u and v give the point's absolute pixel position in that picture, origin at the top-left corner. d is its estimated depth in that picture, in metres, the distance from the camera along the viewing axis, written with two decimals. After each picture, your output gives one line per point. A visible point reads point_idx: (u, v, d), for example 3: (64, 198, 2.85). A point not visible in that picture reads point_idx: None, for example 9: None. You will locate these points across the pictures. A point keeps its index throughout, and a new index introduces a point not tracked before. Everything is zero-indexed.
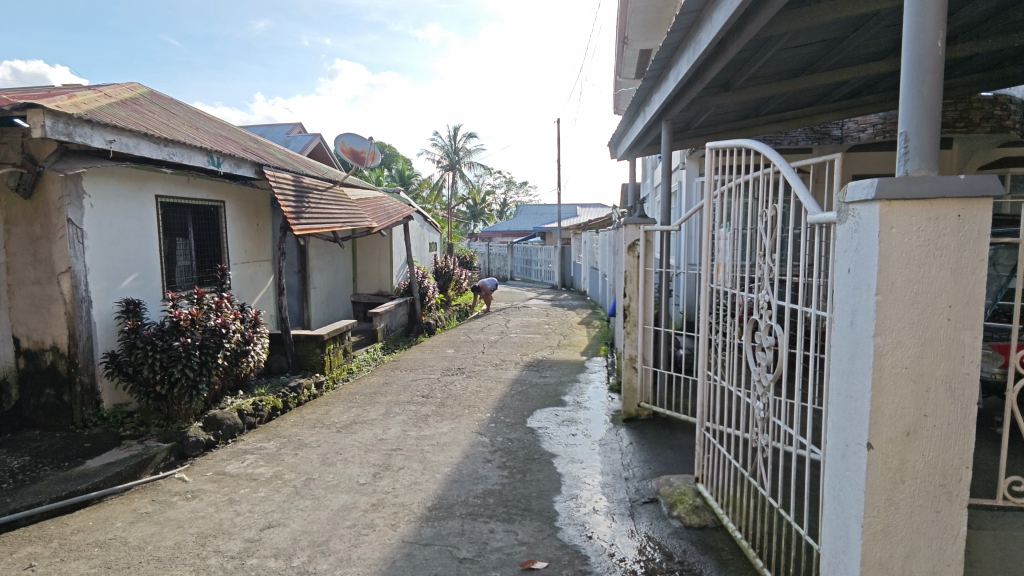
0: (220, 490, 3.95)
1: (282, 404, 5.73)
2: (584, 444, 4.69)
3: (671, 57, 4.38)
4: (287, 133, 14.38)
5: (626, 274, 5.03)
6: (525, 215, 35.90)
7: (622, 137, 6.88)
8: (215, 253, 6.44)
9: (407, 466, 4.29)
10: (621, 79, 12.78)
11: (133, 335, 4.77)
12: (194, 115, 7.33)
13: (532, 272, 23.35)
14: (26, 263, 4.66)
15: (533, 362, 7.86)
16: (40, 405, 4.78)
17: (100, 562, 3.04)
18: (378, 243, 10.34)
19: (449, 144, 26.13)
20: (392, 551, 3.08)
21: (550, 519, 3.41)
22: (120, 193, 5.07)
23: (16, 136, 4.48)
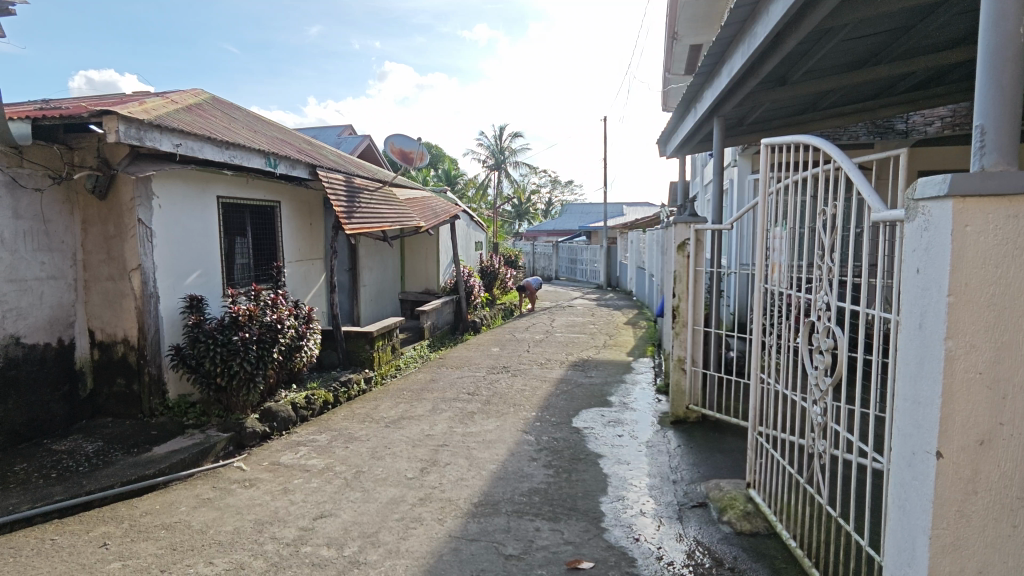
0: (276, 480, 4.11)
1: (333, 398, 5.90)
2: (631, 445, 4.64)
3: (724, 51, 4.27)
4: (338, 134, 14.90)
5: (675, 274, 4.96)
6: (570, 215, 35.67)
7: (672, 135, 6.77)
8: (271, 251, 6.69)
9: (453, 462, 4.35)
10: (670, 75, 12.55)
11: (197, 330, 5.01)
12: (252, 119, 7.64)
13: (577, 271, 23.22)
14: (100, 261, 4.98)
15: (578, 362, 7.81)
16: (113, 393, 5.10)
17: (166, 544, 3.20)
18: (425, 242, 10.50)
19: (495, 144, 26.27)
20: (439, 545, 3.12)
21: (597, 520, 3.39)
22: (185, 193, 5.32)
23: (92, 142, 4.79)
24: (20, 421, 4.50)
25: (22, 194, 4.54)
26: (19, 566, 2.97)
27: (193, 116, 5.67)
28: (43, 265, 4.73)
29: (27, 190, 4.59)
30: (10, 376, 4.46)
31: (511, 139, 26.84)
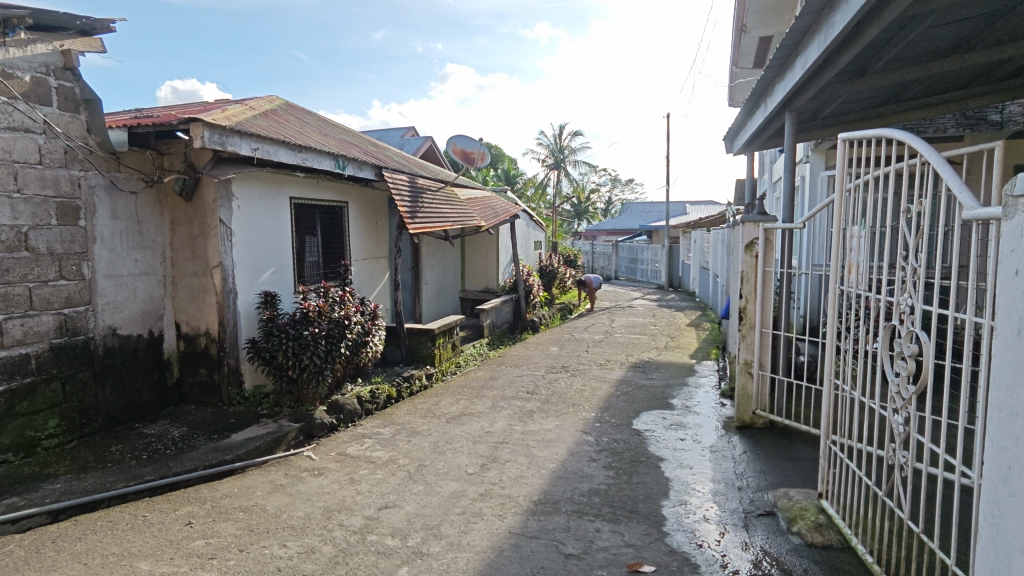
0: (343, 469, 4.28)
1: (397, 392, 6.07)
2: (693, 449, 4.54)
3: (798, 43, 4.10)
4: (401, 137, 15.30)
5: (742, 275, 4.81)
6: (630, 213, 35.12)
7: (739, 131, 6.55)
8: (339, 250, 6.95)
9: (513, 459, 4.39)
10: (737, 69, 12.14)
11: (271, 324, 5.28)
12: (323, 123, 7.96)
13: (638, 271, 22.85)
14: (186, 258, 5.33)
15: (639, 363, 7.70)
16: (196, 382, 5.45)
17: (244, 525, 3.40)
18: (485, 242, 10.62)
19: (554, 143, 26.21)
20: (499, 541, 3.16)
21: (658, 524, 3.33)
22: (262, 195, 5.61)
23: (180, 148, 5.13)
24: (116, 405, 4.89)
25: (119, 196, 4.92)
26: (117, 538, 3.23)
27: (269, 122, 5.97)
28: (136, 262, 5.11)
29: (124, 192, 4.97)
30: (107, 363, 4.85)
31: (570, 138, 26.69)
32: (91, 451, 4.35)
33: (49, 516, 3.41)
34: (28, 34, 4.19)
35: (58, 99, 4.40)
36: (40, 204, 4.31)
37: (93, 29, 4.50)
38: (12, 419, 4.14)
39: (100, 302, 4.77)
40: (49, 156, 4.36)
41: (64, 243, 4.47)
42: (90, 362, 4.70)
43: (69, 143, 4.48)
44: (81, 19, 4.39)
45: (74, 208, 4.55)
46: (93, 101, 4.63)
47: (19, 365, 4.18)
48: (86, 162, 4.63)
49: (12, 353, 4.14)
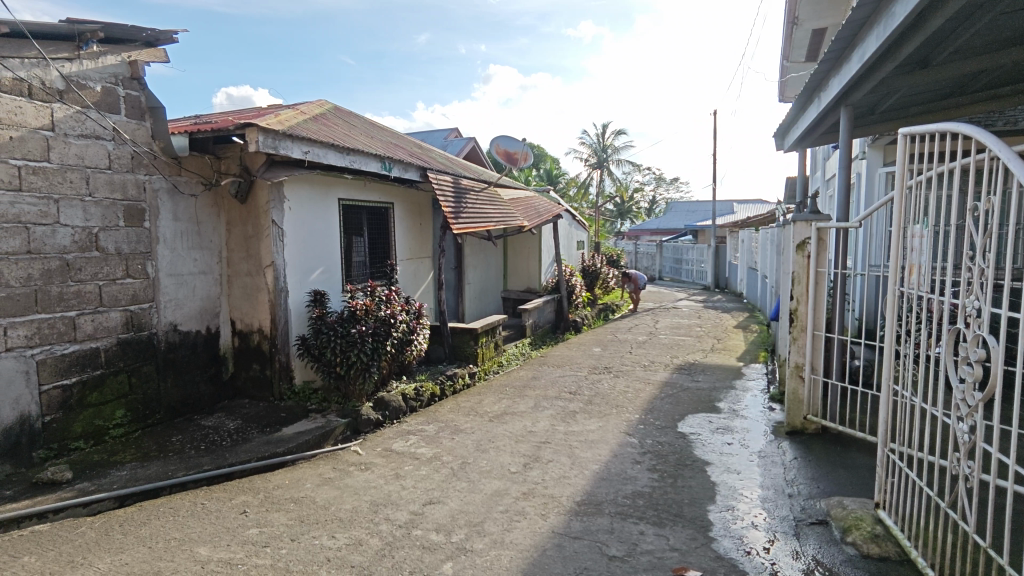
0: (389, 465, 4.37)
1: (440, 390, 6.16)
2: (741, 454, 4.43)
3: (855, 35, 3.94)
4: (446, 138, 15.57)
5: (793, 276, 4.67)
6: (675, 212, 34.50)
7: (791, 127, 6.35)
8: (385, 250, 7.10)
9: (556, 459, 4.39)
10: (788, 63, 11.77)
11: (320, 322, 5.44)
12: (370, 126, 8.14)
13: (682, 271, 22.43)
14: (241, 258, 5.55)
15: (684, 365, 7.56)
16: (249, 377, 5.66)
17: (295, 515, 3.52)
18: (528, 242, 10.64)
19: (597, 142, 26.00)
20: (543, 540, 3.17)
21: (704, 529, 3.27)
22: (312, 196, 5.79)
23: (236, 152, 5.35)
24: (176, 398, 5.14)
25: (180, 199, 5.16)
26: (178, 524, 3.39)
27: (319, 125, 6.16)
28: (195, 261, 5.35)
29: (185, 195, 5.21)
30: (169, 358, 5.09)
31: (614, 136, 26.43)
32: (154, 441, 4.58)
33: (117, 501, 3.61)
34: (99, 46, 4.46)
35: (126, 107, 4.66)
36: (110, 206, 4.56)
37: (158, 41, 4.75)
38: (83, 409, 4.40)
39: (163, 299, 5.01)
40: (118, 161, 4.61)
41: (130, 244, 4.72)
42: (153, 356, 4.95)
43: (136, 149, 4.72)
44: (148, 29, 4.65)
45: (140, 210, 4.80)
46: (158, 108, 4.88)
47: (89, 359, 4.44)
48: (151, 167, 4.88)
49: (83, 347, 4.40)
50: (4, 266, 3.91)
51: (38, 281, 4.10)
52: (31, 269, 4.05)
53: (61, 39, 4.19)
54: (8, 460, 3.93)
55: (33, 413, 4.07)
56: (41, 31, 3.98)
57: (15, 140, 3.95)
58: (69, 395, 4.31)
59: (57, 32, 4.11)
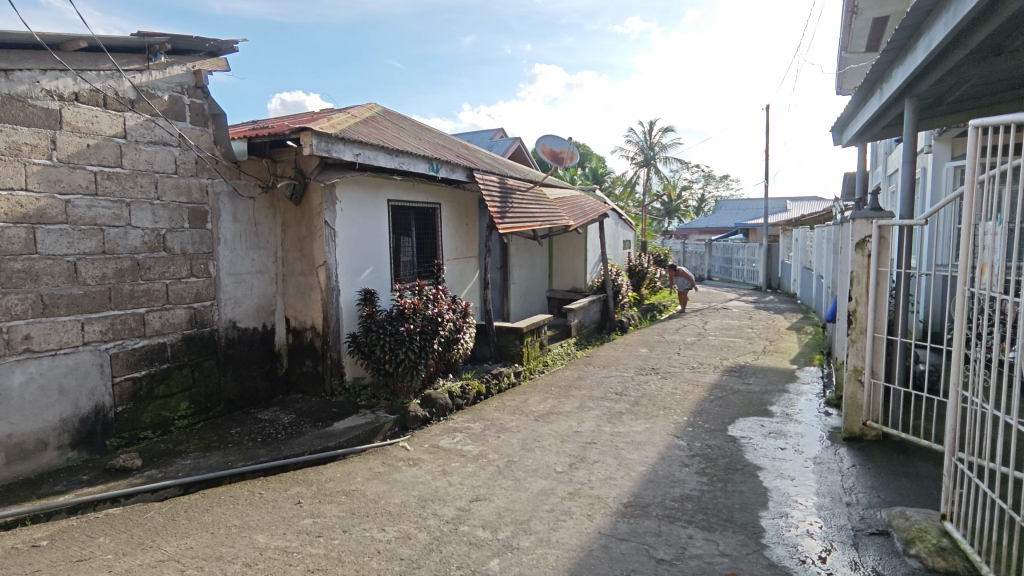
0: (436, 461, 4.45)
1: (485, 389, 6.20)
2: (795, 460, 4.29)
3: (922, 22, 3.76)
4: (491, 138, 15.69)
5: (852, 276, 4.48)
6: (725, 210, 33.62)
7: (849, 121, 6.10)
8: (432, 250, 7.20)
9: (602, 460, 4.36)
10: (846, 53, 11.30)
11: (370, 320, 5.57)
12: (417, 128, 8.27)
13: (733, 271, 21.87)
14: (295, 258, 5.74)
15: (734, 367, 7.38)
16: (303, 373, 5.85)
17: (347, 508, 3.62)
18: (574, 241, 10.59)
19: (644, 139, 25.62)
20: (589, 540, 3.16)
21: (756, 535, 3.19)
22: (362, 198, 5.94)
23: (291, 155, 5.53)
24: (235, 392, 5.37)
25: (239, 201, 5.38)
26: (238, 512, 3.55)
27: (370, 128, 6.31)
28: (253, 261, 5.56)
29: (244, 198, 5.43)
30: (229, 353, 5.32)
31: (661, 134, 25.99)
32: (215, 432, 4.80)
33: (182, 489, 3.81)
34: (167, 57, 4.72)
35: (190, 114, 4.91)
36: (175, 209, 4.81)
37: (220, 50, 4.98)
38: (151, 401, 4.66)
39: (223, 297, 5.25)
40: (183, 166, 4.85)
41: (194, 244, 4.96)
42: (214, 351, 5.18)
43: (199, 154, 4.96)
44: (211, 40, 4.90)
45: (202, 212, 5.03)
46: (220, 115, 5.12)
47: (157, 353, 4.70)
48: (213, 171, 5.10)
49: (151, 342, 4.65)
50: (82, 265, 4.18)
51: (112, 279, 4.37)
52: (105, 268, 4.32)
53: (133, 52, 4.46)
54: (85, 446, 4.22)
55: (106, 404, 4.34)
56: (115, 44, 4.24)
57: (91, 147, 4.22)
58: (138, 387, 4.57)
59: (129, 45, 4.38)
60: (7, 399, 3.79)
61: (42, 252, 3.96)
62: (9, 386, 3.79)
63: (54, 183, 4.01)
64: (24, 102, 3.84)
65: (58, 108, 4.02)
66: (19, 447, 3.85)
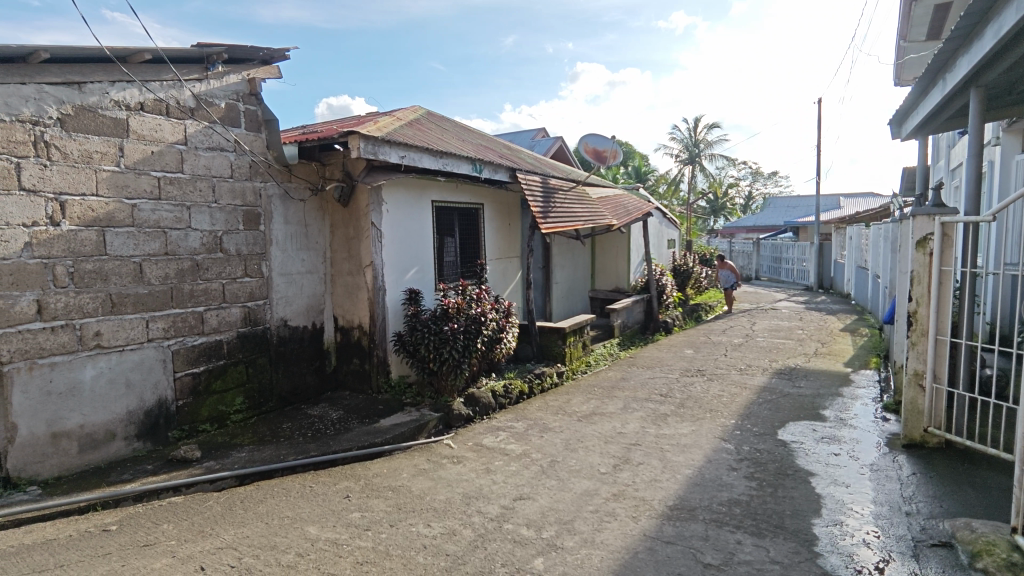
0: (479, 459, 4.49)
1: (528, 388, 6.22)
2: (850, 466, 4.14)
3: (990, 8, 3.56)
4: (533, 138, 15.67)
5: (912, 275, 4.28)
6: (774, 208, 32.60)
7: (908, 113, 5.84)
8: (475, 250, 7.27)
9: (646, 462, 4.31)
10: (905, 43, 10.78)
11: (415, 320, 5.67)
12: (461, 129, 8.35)
13: (782, 271, 21.20)
14: (343, 258, 5.88)
15: (784, 369, 7.16)
16: (350, 370, 6.00)
17: (393, 503, 3.70)
18: (618, 241, 10.48)
19: (689, 136, 25.12)
20: (634, 542, 3.13)
21: (808, 543, 3.09)
22: (407, 199, 6.04)
23: (339, 158, 5.67)
24: (286, 388, 5.55)
25: (291, 204, 5.56)
26: (290, 504, 3.68)
27: (414, 131, 6.41)
28: (304, 261, 5.73)
29: (295, 200, 5.60)
30: (280, 351, 5.51)
31: (707, 130, 25.43)
32: (268, 426, 4.99)
33: (238, 480, 3.98)
34: (223, 66, 4.93)
35: (245, 121, 5.12)
36: (231, 212, 5.01)
37: (272, 57, 5.16)
38: (209, 395, 4.87)
39: (275, 296, 5.44)
40: (238, 170, 5.05)
41: (248, 245, 5.16)
42: (267, 349, 5.38)
43: (253, 158, 5.15)
44: (263, 49, 5.10)
45: (256, 215, 5.23)
46: (272, 120, 5.31)
47: (214, 350, 4.91)
48: (266, 174, 5.29)
49: (209, 339, 4.87)
50: (146, 266, 4.41)
51: (173, 279, 4.59)
52: (167, 268, 4.54)
53: (192, 62, 4.68)
54: (149, 438, 4.45)
55: (168, 398, 4.56)
56: (176, 55, 4.47)
57: (155, 154, 4.45)
58: (197, 381, 4.79)
59: (189, 55, 4.61)
60: (80, 392, 4.03)
61: (112, 253, 4.20)
62: (80, 379, 4.03)
63: (121, 188, 4.24)
64: (95, 113, 4.08)
65: (125, 117, 4.25)
66: (91, 437, 4.10)
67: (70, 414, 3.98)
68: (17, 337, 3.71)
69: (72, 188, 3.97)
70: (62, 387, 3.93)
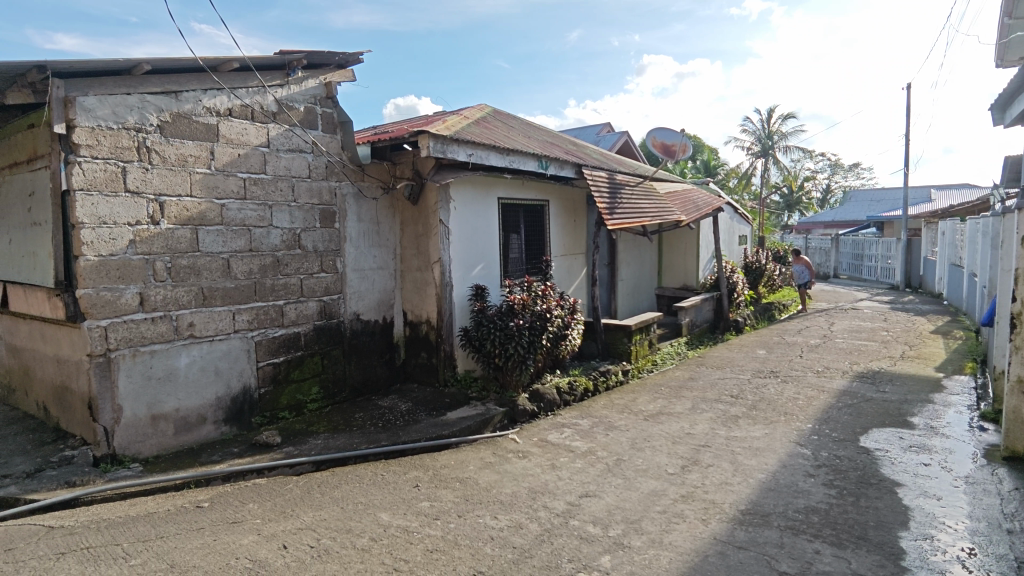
0: (545, 455, 4.51)
1: (593, 386, 6.19)
2: (942, 478, 3.86)
3: None
4: (597, 133, 15.46)
5: (1017, 273, 3.94)
6: (856, 201, 30.70)
7: (1012, 97, 5.36)
8: (541, 247, 7.28)
9: (716, 464, 4.19)
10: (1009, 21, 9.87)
11: (481, 315, 5.76)
12: (527, 127, 8.38)
13: (864, 269, 19.92)
14: (412, 255, 6.04)
15: (867, 373, 6.74)
16: (418, 363, 6.16)
17: (461, 494, 3.78)
18: (686, 237, 10.19)
19: (762, 128, 24.08)
20: (704, 545, 3.06)
21: (895, 556, 2.92)
22: (474, 196, 6.13)
23: (409, 158, 5.82)
24: (358, 380, 5.77)
25: (364, 202, 5.77)
26: (363, 490, 3.84)
27: (481, 128, 6.49)
28: (375, 258, 5.93)
29: (367, 199, 5.80)
30: (353, 344, 5.73)
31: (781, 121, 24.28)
32: (341, 416, 5.22)
33: (314, 465, 4.19)
34: (303, 72, 5.18)
35: (322, 123, 5.36)
36: (309, 210, 5.26)
37: (347, 61, 5.37)
38: (288, 384, 5.14)
39: (349, 292, 5.66)
40: (315, 171, 5.29)
41: (324, 243, 5.40)
42: (340, 341, 5.61)
43: (329, 159, 5.38)
44: (340, 53, 5.33)
45: (332, 213, 5.46)
46: (347, 123, 5.53)
47: (293, 341, 5.17)
48: (341, 174, 5.51)
49: (288, 331, 5.13)
50: (234, 261, 4.70)
51: (257, 274, 4.87)
52: (252, 264, 4.82)
53: (275, 68, 4.95)
54: (235, 422, 4.75)
55: (252, 385, 4.86)
56: (261, 62, 4.75)
57: (241, 156, 4.73)
58: (277, 371, 5.06)
59: (272, 62, 4.89)
60: (175, 377, 4.36)
61: (203, 250, 4.50)
62: (176, 366, 4.36)
63: (212, 189, 4.54)
64: (190, 119, 4.39)
65: (216, 123, 4.55)
66: (185, 420, 4.43)
67: (167, 398, 4.31)
68: (123, 326, 4.05)
69: (170, 190, 4.29)
70: (160, 373, 4.27)
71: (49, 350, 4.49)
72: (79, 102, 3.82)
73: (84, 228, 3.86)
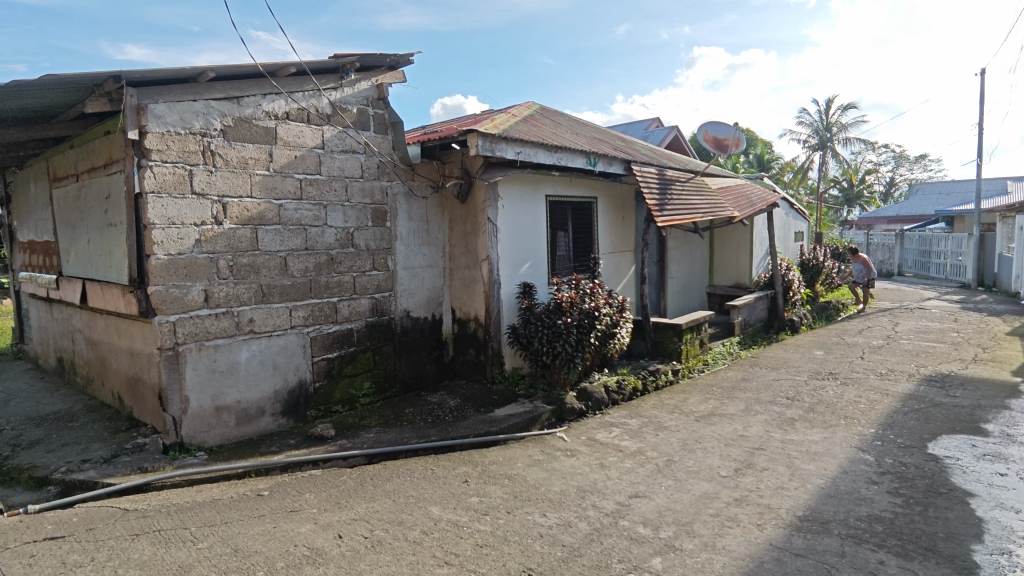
0: (593, 454, 4.48)
1: (642, 385, 6.10)
2: (1020, 489, 3.62)
3: None
4: (647, 129, 15.20)
5: None
6: (923, 195, 29.06)
7: None
8: (589, 244, 7.23)
9: (772, 468, 4.07)
10: None
11: (529, 313, 5.77)
12: (574, 124, 8.32)
13: (931, 266, 18.85)
14: (461, 253, 6.10)
15: (935, 376, 6.38)
16: (466, 360, 6.22)
17: (510, 491, 3.81)
18: (739, 233, 9.91)
19: (820, 119, 23.13)
20: (760, 551, 2.97)
21: (967, 571, 2.76)
22: (522, 194, 6.14)
23: (457, 157, 5.88)
24: (408, 375, 5.88)
25: (414, 201, 5.87)
26: (414, 484, 3.91)
27: (529, 126, 6.49)
28: (425, 256, 6.02)
29: (417, 198, 5.90)
30: (403, 340, 5.84)
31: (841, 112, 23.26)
32: (392, 410, 5.34)
33: (367, 458, 4.30)
34: (355, 75, 5.30)
35: (374, 124, 5.49)
36: (361, 210, 5.39)
37: (398, 63, 5.47)
38: (341, 379, 5.29)
39: (399, 289, 5.77)
40: (368, 171, 5.41)
41: (376, 241, 5.53)
42: (391, 337, 5.73)
43: (381, 159, 5.50)
44: (391, 55, 5.43)
45: (383, 212, 5.58)
46: (398, 123, 5.63)
47: (346, 337, 5.32)
48: (392, 174, 5.62)
49: (341, 328, 5.28)
50: (291, 260, 4.87)
51: (312, 272, 5.03)
52: (307, 262, 4.98)
53: (329, 72, 5.10)
54: (292, 415, 4.93)
55: (308, 379, 5.02)
56: (316, 66, 4.91)
57: (298, 158, 4.89)
58: (331, 366, 5.22)
59: (326, 66, 5.03)
60: (237, 371, 4.56)
61: (263, 249, 4.69)
62: (237, 360, 4.56)
63: (271, 189, 4.71)
64: (250, 123, 4.57)
65: (274, 126, 4.72)
66: (245, 412, 4.62)
67: (229, 391, 4.51)
68: (189, 321, 4.27)
69: (232, 191, 4.48)
70: (223, 366, 4.47)
71: (124, 344, 4.77)
72: (150, 109, 4.04)
73: (155, 228, 4.08)
